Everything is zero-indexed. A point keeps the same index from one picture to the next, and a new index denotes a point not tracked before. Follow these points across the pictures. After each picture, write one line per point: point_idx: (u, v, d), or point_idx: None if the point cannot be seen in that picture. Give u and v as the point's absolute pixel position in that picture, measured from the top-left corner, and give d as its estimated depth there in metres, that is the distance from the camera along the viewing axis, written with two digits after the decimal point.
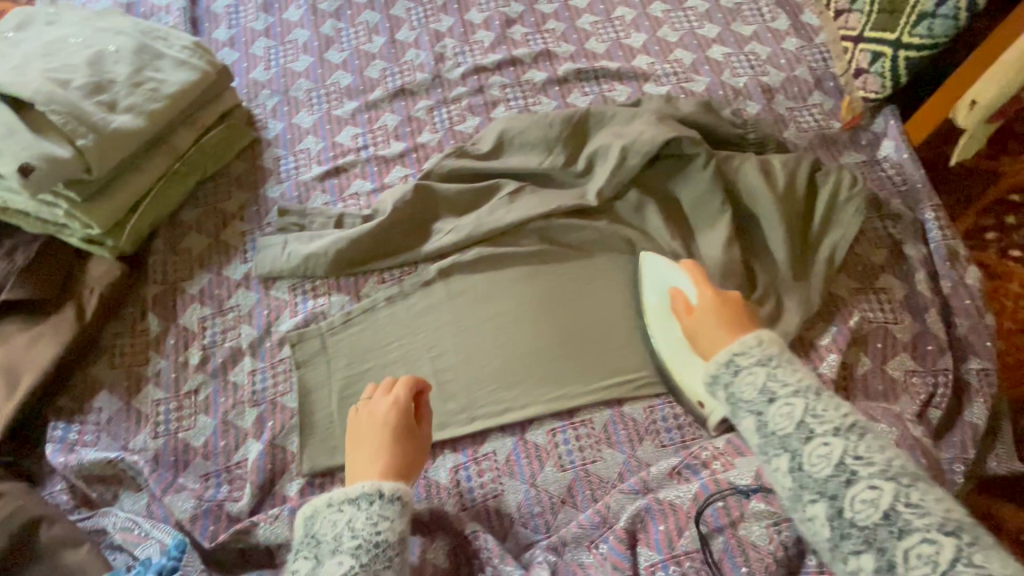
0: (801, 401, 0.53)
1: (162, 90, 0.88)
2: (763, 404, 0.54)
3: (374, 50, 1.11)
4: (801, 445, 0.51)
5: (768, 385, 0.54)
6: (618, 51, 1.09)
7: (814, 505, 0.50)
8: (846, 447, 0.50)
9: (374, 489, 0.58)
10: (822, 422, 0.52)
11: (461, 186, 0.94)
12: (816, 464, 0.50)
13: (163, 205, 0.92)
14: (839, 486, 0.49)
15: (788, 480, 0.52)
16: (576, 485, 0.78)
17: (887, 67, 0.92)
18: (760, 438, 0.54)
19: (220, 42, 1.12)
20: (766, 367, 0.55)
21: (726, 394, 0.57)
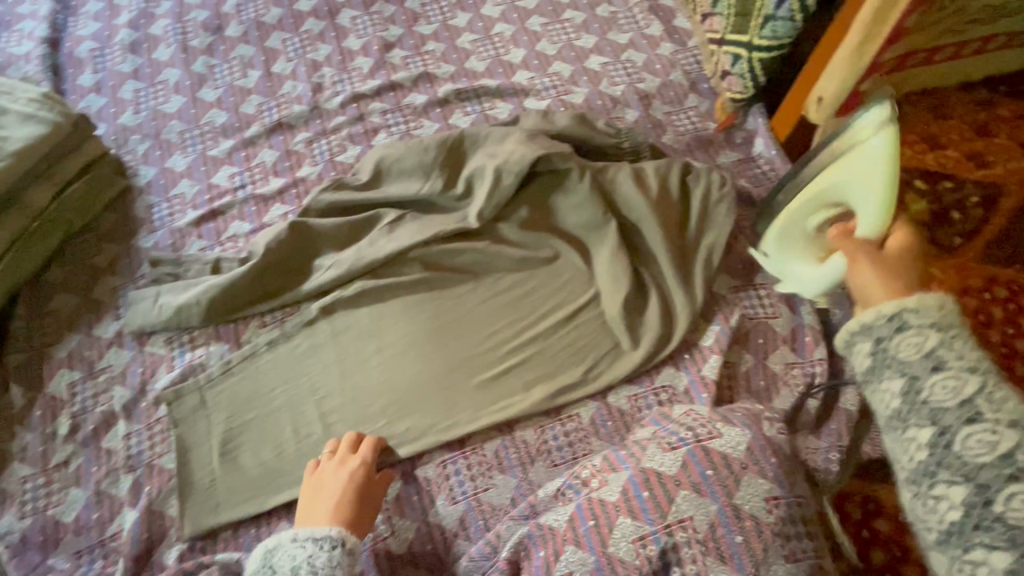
0: (982, 376, 0.40)
1: (5, 148, 0.84)
2: (921, 370, 0.42)
3: (250, 85, 1.08)
4: (957, 424, 0.39)
5: (937, 349, 0.41)
6: (498, 69, 1.09)
7: (947, 486, 0.39)
8: (1022, 442, 0.37)
9: (339, 536, 0.64)
10: (1001, 407, 0.39)
11: (340, 220, 0.92)
12: (971, 447, 0.39)
13: (22, 268, 0.88)
14: (996, 479, 0.37)
15: (921, 454, 0.41)
16: (468, 516, 0.76)
17: (746, 68, 0.94)
18: (901, 403, 0.42)
19: (85, 88, 1.08)
20: (940, 333, 0.42)
21: (871, 347, 0.45)
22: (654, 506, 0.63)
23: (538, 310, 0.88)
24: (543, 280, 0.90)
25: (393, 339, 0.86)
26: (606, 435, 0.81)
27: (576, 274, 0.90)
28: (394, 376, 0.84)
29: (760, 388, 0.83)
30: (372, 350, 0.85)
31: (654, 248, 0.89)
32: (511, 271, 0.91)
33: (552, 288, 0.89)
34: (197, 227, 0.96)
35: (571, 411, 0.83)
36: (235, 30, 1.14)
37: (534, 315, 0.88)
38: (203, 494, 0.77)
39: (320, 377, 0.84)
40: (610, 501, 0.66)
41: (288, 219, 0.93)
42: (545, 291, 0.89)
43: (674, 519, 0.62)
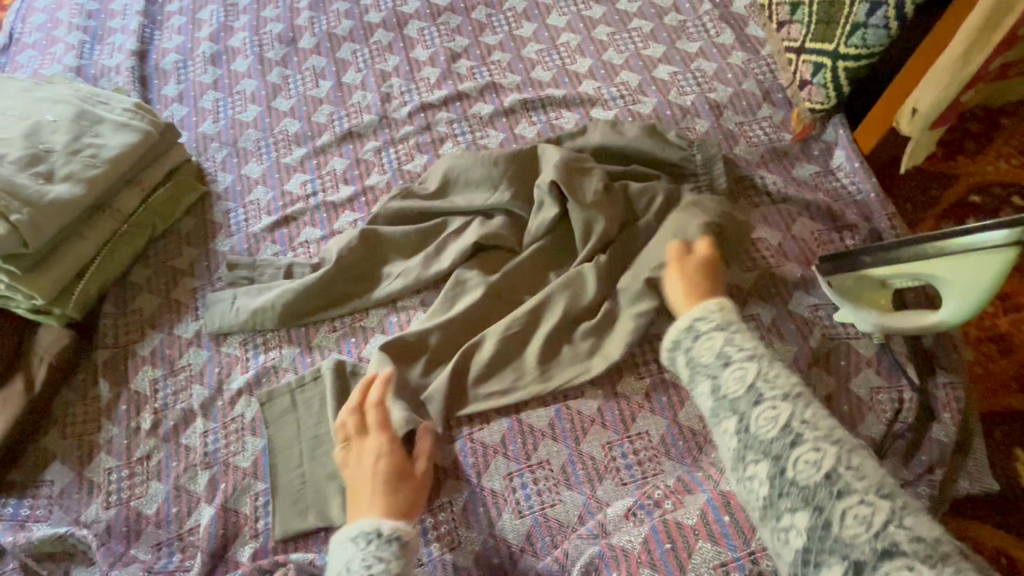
0: (753, 366, 0.57)
1: (102, 155, 0.88)
2: (718, 367, 0.59)
3: (321, 95, 1.11)
4: (749, 408, 0.55)
5: (724, 350, 0.60)
6: (564, 78, 1.09)
7: (756, 464, 0.52)
8: (793, 412, 0.53)
9: (374, 527, 0.62)
10: (773, 388, 0.55)
11: (407, 229, 0.93)
12: (762, 426, 0.53)
13: (112, 268, 0.92)
14: (783, 448, 0.51)
15: (734, 441, 0.55)
16: (535, 531, 0.75)
17: (828, 77, 0.91)
18: (713, 402, 0.58)
19: (169, 98, 1.13)
20: (723, 333, 0.62)
21: (688, 358, 0.63)
22: (737, 532, 0.62)
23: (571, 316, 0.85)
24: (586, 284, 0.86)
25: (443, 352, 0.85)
26: (677, 457, 0.78)
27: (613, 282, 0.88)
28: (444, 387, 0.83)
29: (843, 413, 0.78)
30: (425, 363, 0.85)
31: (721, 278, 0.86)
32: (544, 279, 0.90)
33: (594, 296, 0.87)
34: (271, 232, 0.99)
35: (640, 429, 0.80)
36: (308, 42, 1.17)
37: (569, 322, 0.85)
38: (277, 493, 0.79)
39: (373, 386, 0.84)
40: (688, 524, 0.65)
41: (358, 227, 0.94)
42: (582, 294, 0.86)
43: (758, 546, 0.60)
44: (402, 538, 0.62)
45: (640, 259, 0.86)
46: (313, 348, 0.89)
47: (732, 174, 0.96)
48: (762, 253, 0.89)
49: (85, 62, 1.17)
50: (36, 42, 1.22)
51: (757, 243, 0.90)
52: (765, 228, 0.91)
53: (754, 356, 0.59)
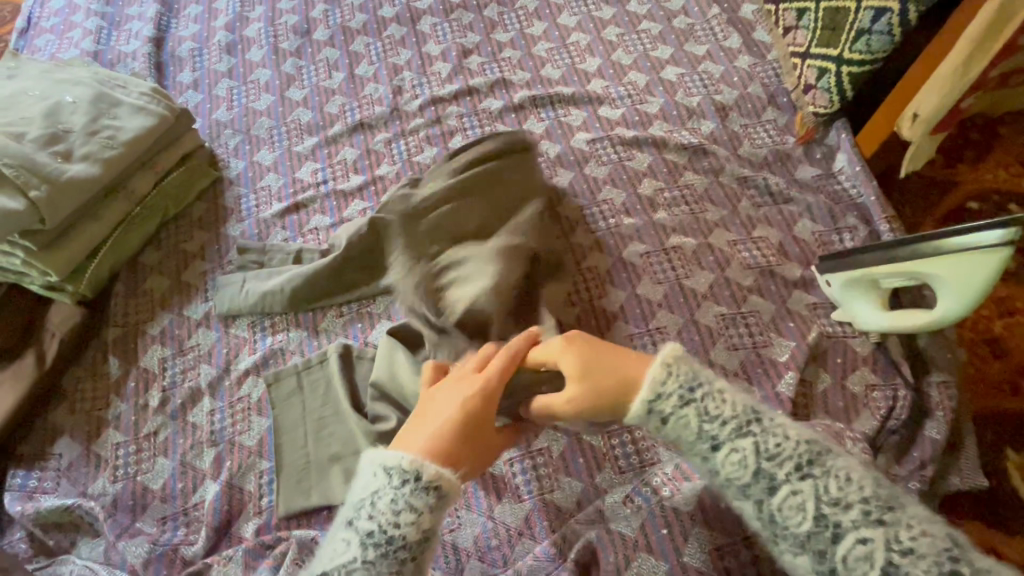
0: (749, 443, 0.55)
1: (119, 137, 0.90)
2: (709, 452, 0.56)
3: (334, 86, 1.13)
4: (765, 495, 0.53)
5: (706, 431, 0.56)
6: (573, 77, 1.11)
7: (798, 556, 0.52)
8: (815, 491, 0.52)
9: (414, 467, 0.53)
10: (780, 464, 0.53)
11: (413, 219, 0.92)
12: (790, 516, 0.52)
13: (124, 249, 0.94)
14: (824, 542, 0.50)
15: (763, 527, 0.54)
16: (534, 516, 0.77)
17: (833, 82, 0.93)
18: (725, 487, 0.56)
19: (184, 84, 1.15)
20: (693, 405, 0.57)
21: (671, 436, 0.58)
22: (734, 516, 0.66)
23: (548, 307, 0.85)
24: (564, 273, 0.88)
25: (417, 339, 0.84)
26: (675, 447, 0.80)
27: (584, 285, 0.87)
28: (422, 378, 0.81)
29: (838, 409, 0.79)
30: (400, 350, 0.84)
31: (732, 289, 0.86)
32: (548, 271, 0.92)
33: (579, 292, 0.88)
34: (281, 218, 1.00)
35: None
36: (322, 34, 1.19)
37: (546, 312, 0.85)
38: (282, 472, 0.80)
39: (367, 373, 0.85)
40: (685, 511, 0.67)
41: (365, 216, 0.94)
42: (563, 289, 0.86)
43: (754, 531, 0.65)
44: (441, 488, 0.53)
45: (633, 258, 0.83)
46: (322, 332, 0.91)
47: (735, 175, 0.98)
48: (763, 252, 0.91)
49: (102, 47, 1.19)
50: (54, 26, 1.24)
51: (758, 241, 0.92)
52: (766, 228, 0.93)
53: (745, 428, 0.55)
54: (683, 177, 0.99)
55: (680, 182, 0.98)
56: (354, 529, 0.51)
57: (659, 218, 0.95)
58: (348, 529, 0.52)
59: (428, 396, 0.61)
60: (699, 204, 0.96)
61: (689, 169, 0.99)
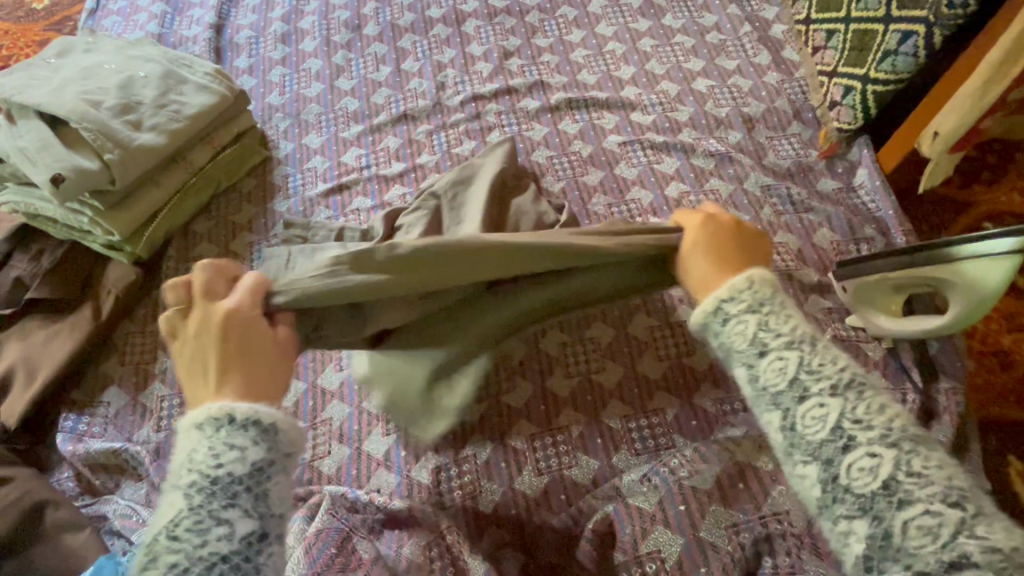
0: (794, 355, 0.52)
1: (184, 111, 0.96)
2: (754, 357, 0.53)
3: (380, 78, 1.20)
4: (794, 404, 0.50)
5: (759, 336, 0.54)
6: (608, 82, 1.17)
7: (806, 466, 0.48)
8: (843, 410, 0.49)
9: (224, 412, 0.52)
10: (820, 381, 0.50)
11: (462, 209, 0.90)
12: (810, 426, 0.49)
13: (178, 215, 1.00)
14: (836, 452, 0.47)
15: (780, 437, 0.51)
16: (552, 489, 0.80)
17: (857, 100, 0.99)
18: (752, 392, 0.53)
19: (240, 69, 1.22)
20: (756, 314, 0.55)
21: (720, 344, 0.57)
22: (749, 497, 0.70)
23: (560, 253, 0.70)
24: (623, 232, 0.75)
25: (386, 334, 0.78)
26: (689, 433, 0.83)
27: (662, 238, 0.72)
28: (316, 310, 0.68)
29: None
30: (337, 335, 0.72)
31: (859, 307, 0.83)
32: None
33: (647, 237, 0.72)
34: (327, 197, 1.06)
35: (657, 406, 0.86)
36: (372, 30, 1.26)
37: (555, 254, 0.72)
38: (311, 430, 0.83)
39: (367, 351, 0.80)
40: (703, 489, 0.71)
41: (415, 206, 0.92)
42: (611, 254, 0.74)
43: (769, 511, 0.68)
44: (260, 419, 0.52)
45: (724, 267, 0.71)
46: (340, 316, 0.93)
47: (759, 183, 1.02)
48: (783, 256, 0.95)
49: (165, 30, 1.26)
50: (121, 9, 1.32)
51: (778, 247, 0.96)
52: (787, 234, 0.97)
53: (797, 342, 0.53)
54: (709, 182, 1.03)
55: (705, 187, 1.03)
56: (176, 488, 0.49)
57: None
58: (172, 489, 0.49)
59: (183, 363, 0.59)
60: (723, 208, 1.01)
61: (715, 175, 1.04)
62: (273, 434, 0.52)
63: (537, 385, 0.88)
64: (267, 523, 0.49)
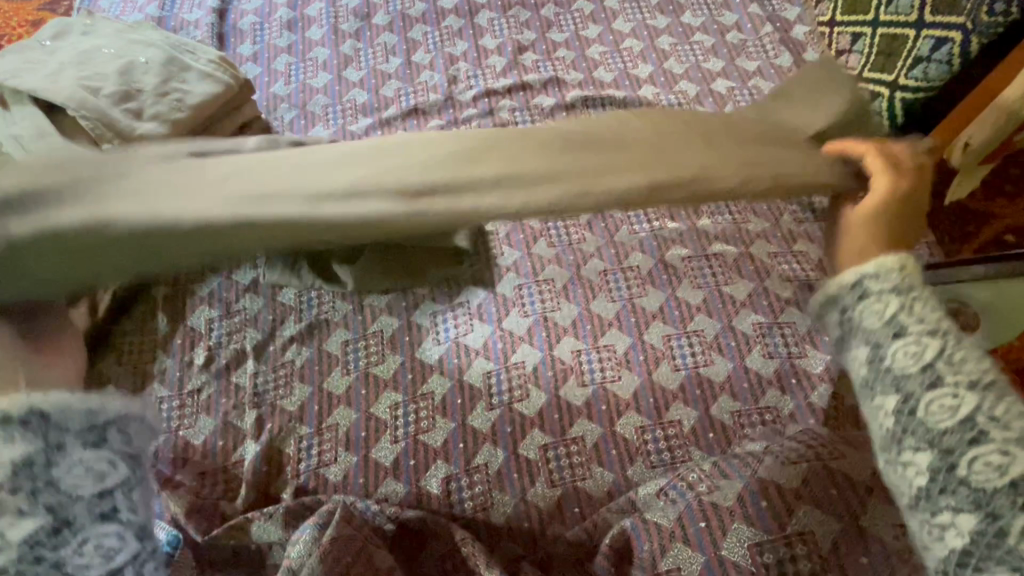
0: (937, 342, 0.45)
1: (186, 100, 0.92)
2: (885, 335, 0.46)
3: (390, 70, 1.16)
4: (918, 390, 0.44)
5: (898, 317, 0.46)
6: (625, 81, 1.14)
7: (915, 453, 0.44)
8: (980, 405, 0.42)
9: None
10: (959, 372, 0.43)
11: None
12: (935, 414, 0.43)
13: None
14: (959, 443, 0.42)
15: (889, 421, 0.45)
16: (565, 502, 0.78)
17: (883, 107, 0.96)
18: (869, 372, 0.47)
19: (244, 56, 1.18)
20: (900, 297, 0.46)
21: (841, 318, 0.50)
22: (773, 515, 0.66)
23: (688, 127, 0.50)
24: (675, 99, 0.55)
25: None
26: (706, 447, 0.81)
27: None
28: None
29: None
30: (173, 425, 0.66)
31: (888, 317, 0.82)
32: (587, 264, 0.95)
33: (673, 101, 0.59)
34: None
35: (674, 417, 0.83)
36: (382, 19, 1.22)
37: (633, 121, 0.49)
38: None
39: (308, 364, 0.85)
40: (724, 505, 0.68)
41: None
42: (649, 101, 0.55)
43: (794, 530, 0.65)
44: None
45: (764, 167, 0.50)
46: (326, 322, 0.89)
47: None
48: (803, 266, 0.93)
49: (166, 13, 1.21)
50: None
51: (798, 256, 0.94)
52: (807, 243, 0.95)
53: (939, 330, 0.45)
54: None
55: None
56: None
57: (702, 224, 0.98)
58: None
59: None
60: (742, 214, 0.98)
61: None
62: (63, 415, 0.37)
63: (550, 392, 0.85)
64: (73, 513, 0.37)
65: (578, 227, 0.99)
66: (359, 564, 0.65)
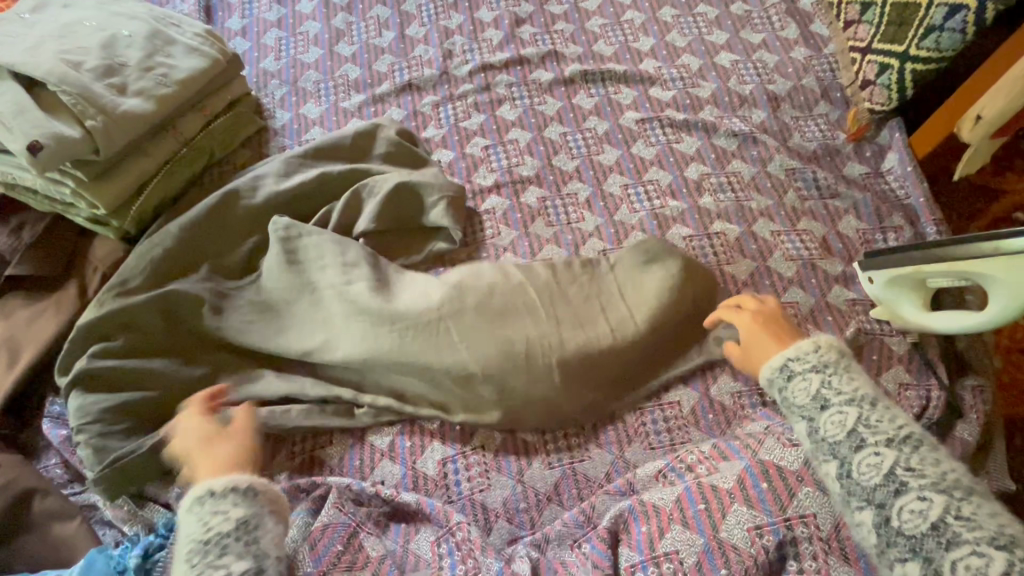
0: (855, 410, 0.59)
1: (172, 75, 0.89)
2: (815, 411, 0.61)
3: (384, 44, 1.12)
4: (851, 453, 0.57)
5: (822, 392, 0.61)
6: (626, 54, 1.10)
7: (861, 511, 0.55)
8: (898, 458, 0.55)
9: (206, 488, 0.59)
10: (876, 433, 0.57)
11: (388, 203, 0.89)
12: (864, 472, 0.55)
13: (170, 187, 0.93)
14: (887, 496, 0.53)
15: (836, 486, 0.57)
16: (563, 483, 0.78)
17: (893, 79, 0.93)
18: (812, 443, 0.60)
19: (232, 31, 1.14)
20: (819, 374, 0.62)
21: (783, 399, 0.64)
22: (774, 498, 0.65)
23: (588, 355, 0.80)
24: (586, 355, 0.79)
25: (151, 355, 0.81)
26: (706, 428, 0.80)
27: (589, 272, 0.87)
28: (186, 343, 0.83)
29: None
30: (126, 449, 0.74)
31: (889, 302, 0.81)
32: (586, 244, 0.93)
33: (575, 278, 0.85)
34: (313, 159, 0.95)
35: (673, 398, 0.82)
36: None
37: (553, 379, 0.78)
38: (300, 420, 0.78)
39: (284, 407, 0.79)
40: (724, 488, 0.67)
41: (357, 192, 0.91)
42: (568, 351, 0.79)
43: (795, 513, 0.64)
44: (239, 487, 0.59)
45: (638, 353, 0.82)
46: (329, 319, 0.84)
47: (784, 166, 0.98)
48: (807, 245, 0.91)
49: None
50: None
51: (803, 234, 0.92)
52: (811, 221, 0.93)
53: (857, 400, 0.59)
54: (730, 164, 0.98)
55: (727, 169, 0.98)
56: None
57: (704, 203, 0.95)
58: None
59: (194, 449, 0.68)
60: (745, 192, 0.96)
61: (738, 156, 0.99)
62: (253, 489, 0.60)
63: None
64: (262, 561, 0.55)
65: (576, 206, 0.96)
66: (350, 553, 0.65)
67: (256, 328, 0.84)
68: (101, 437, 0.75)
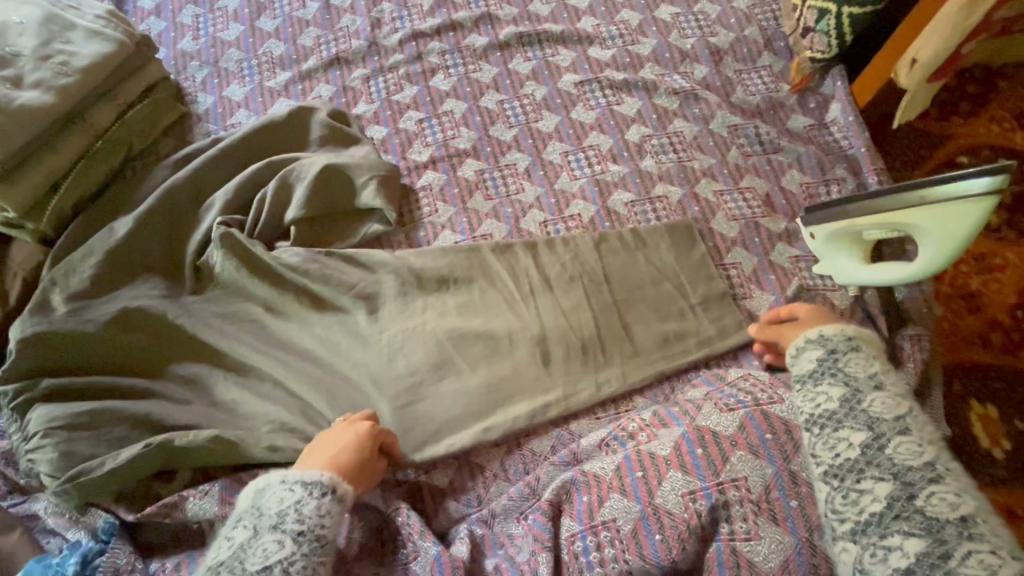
0: (907, 404, 0.53)
1: (72, 63, 0.83)
2: (867, 385, 0.54)
3: (308, 16, 1.07)
4: (891, 433, 0.50)
5: (877, 373, 0.55)
6: (563, 13, 1.06)
7: (875, 482, 0.48)
8: (937, 456, 0.48)
9: (332, 483, 0.59)
10: (922, 429, 0.51)
11: (316, 188, 0.86)
12: (902, 453, 0.48)
13: (89, 184, 0.87)
14: (920, 480, 0.46)
15: (852, 450, 0.50)
16: (510, 459, 0.77)
17: (832, 24, 0.91)
18: (841, 405, 0.53)
19: (146, 11, 1.08)
20: (876, 357, 0.57)
21: (824, 361, 0.58)
22: (707, 464, 0.64)
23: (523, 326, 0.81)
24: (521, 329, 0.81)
25: (87, 359, 0.78)
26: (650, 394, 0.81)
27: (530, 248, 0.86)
28: (129, 354, 0.79)
29: None
30: (88, 466, 0.70)
31: (831, 260, 0.80)
32: (527, 216, 0.91)
33: (534, 260, 0.85)
34: (241, 145, 0.91)
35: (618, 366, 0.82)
36: None
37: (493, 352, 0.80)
38: (240, 414, 0.77)
39: (229, 404, 0.77)
40: (661, 454, 0.67)
41: (283, 178, 0.87)
42: (504, 327, 0.81)
43: (727, 477, 0.63)
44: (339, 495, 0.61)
45: (581, 323, 0.81)
46: (272, 309, 0.83)
47: (727, 122, 0.95)
48: (750, 203, 0.89)
49: None
50: None
51: (745, 192, 0.90)
52: (754, 178, 0.91)
53: (906, 395, 0.54)
54: (672, 123, 0.95)
55: (669, 129, 0.95)
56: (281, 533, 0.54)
57: (645, 165, 0.93)
58: (269, 533, 0.54)
59: (322, 441, 0.66)
60: (687, 151, 0.94)
61: (679, 116, 0.96)
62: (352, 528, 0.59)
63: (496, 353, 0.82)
64: None
65: (515, 177, 0.93)
66: None
67: (187, 324, 0.81)
68: (67, 444, 0.71)
